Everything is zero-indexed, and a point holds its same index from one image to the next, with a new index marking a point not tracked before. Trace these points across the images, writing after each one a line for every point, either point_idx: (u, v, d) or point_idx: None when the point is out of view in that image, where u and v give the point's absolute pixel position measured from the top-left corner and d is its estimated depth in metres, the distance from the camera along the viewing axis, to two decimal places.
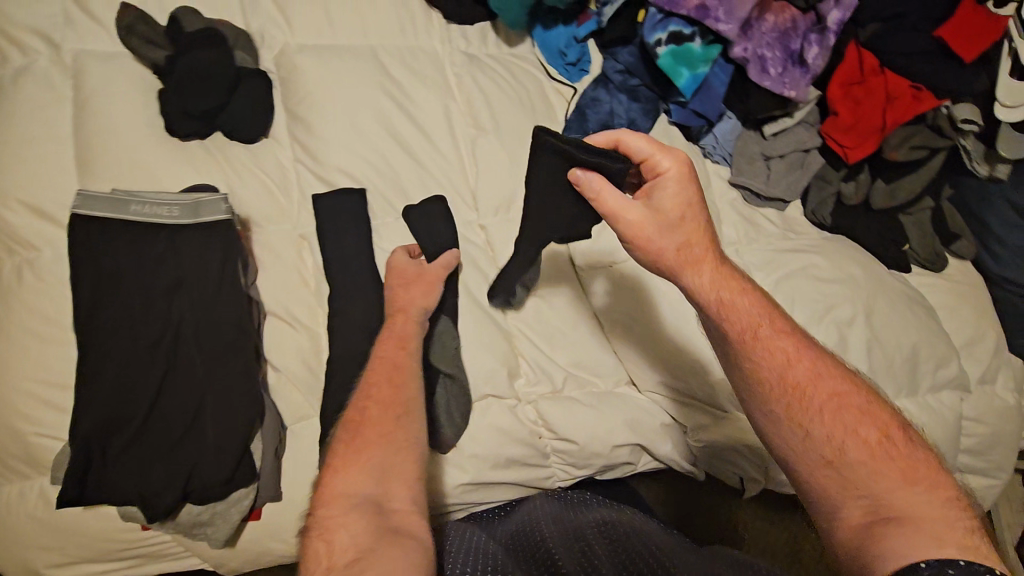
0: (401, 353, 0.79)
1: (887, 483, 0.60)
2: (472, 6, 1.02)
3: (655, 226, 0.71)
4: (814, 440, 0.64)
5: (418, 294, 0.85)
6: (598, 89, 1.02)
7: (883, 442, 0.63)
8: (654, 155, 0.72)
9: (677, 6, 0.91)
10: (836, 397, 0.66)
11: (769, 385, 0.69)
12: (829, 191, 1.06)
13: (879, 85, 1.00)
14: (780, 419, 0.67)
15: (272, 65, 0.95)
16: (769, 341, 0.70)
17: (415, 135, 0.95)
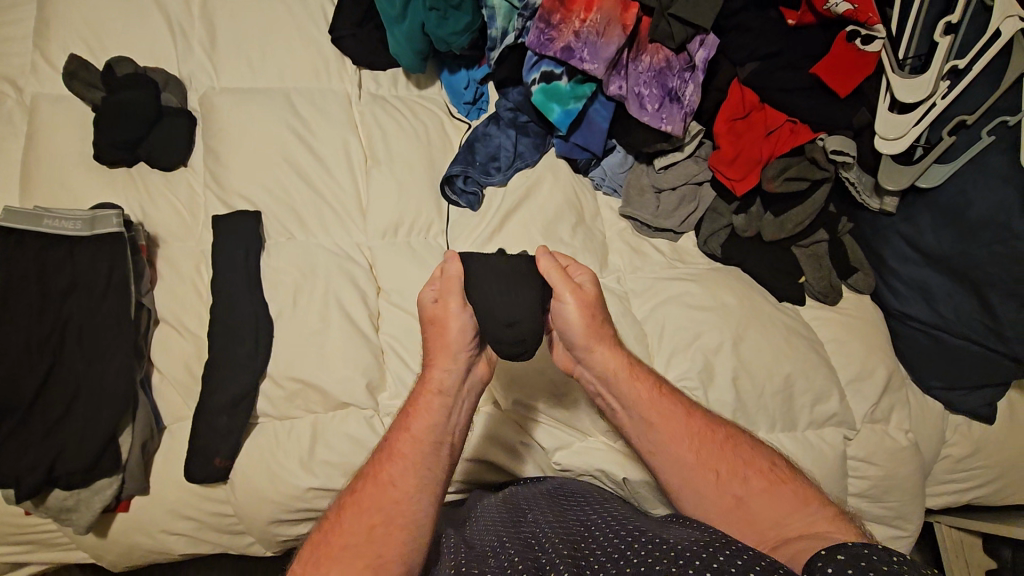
0: (406, 436, 0.70)
1: (782, 507, 0.67)
2: (380, 54, 1.14)
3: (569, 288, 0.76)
4: (722, 480, 0.70)
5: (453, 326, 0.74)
6: (490, 125, 1.09)
7: (768, 471, 0.71)
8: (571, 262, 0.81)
9: (545, 48, 0.98)
10: (726, 437, 0.74)
11: (677, 445, 0.73)
12: (720, 223, 1.07)
13: (759, 120, 1.03)
14: (692, 470, 0.71)
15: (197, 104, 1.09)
16: (666, 398, 0.76)
17: (314, 166, 1.05)
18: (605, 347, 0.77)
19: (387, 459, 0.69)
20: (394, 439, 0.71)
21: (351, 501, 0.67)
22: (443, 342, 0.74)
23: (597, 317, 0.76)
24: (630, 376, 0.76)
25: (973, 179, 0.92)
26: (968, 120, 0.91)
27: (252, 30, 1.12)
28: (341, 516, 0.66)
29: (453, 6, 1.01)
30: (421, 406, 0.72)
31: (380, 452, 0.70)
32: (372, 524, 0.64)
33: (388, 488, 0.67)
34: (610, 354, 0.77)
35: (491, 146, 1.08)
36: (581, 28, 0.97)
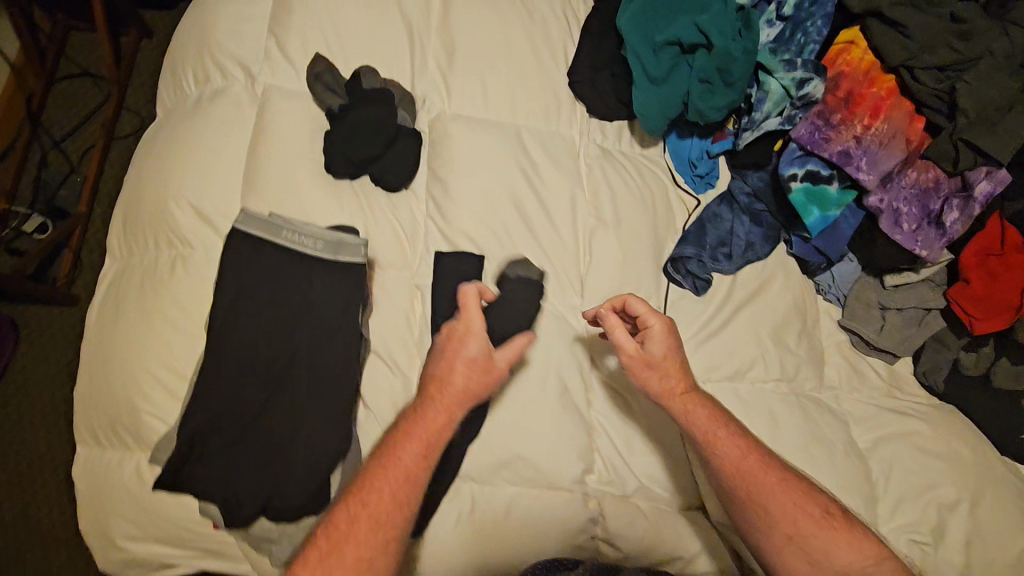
0: (406, 485, 0.72)
1: (829, 551, 0.71)
2: (616, 105, 1.08)
3: (642, 364, 0.80)
4: (772, 524, 0.74)
5: (473, 349, 0.77)
6: (722, 206, 1.04)
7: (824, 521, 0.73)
8: (646, 314, 0.82)
9: (819, 147, 0.93)
10: (779, 482, 0.76)
11: (729, 482, 0.76)
12: (945, 357, 1.01)
13: (1020, 263, 0.96)
14: (743, 506, 0.76)
15: (427, 127, 1.04)
16: (724, 441, 0.78)
17: (538, 214, 1.00)
18: (673, 391, 0.81)
19: (366, 525, 0.70)
20: (416, 416, 0.76)
21: (378, 477, 0.72)
22: (437, 399, 0.76)
23: (654, 369, 0.80)
24: (685, 406, 0.80)
25: None
26: None
27: (490, 55, 1.06)
28: (371, 495, 0.71)
29: (726, 82, 0.95)
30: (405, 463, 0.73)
31: (354, 495, 0.72)
32: (378, 516, 0.70)
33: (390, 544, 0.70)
34: (673, 397, 0.80)
35: (722, 229, 1.02)
36: (864, 134, 0.92)
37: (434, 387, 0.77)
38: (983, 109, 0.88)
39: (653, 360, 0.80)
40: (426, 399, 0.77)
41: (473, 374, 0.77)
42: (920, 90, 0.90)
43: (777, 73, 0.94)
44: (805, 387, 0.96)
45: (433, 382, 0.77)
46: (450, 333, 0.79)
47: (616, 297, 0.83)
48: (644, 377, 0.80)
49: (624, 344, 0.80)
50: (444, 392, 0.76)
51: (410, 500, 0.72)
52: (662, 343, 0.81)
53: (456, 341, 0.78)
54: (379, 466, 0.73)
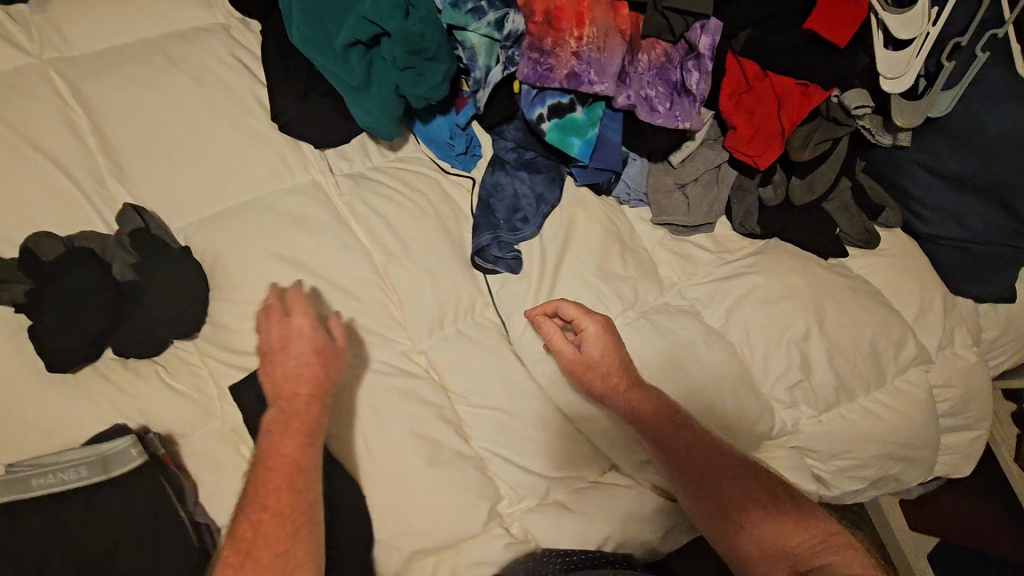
0: (291, 534, 0.68)
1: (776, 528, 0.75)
2: (340, 125, 0.96)
3: (582, 366, 0.84)
4: (711, 505, 0.79)
5: (281, 372, 0.76)
6: (496, 173, 0.98)
7: (744, 515, 0.77)
8: (579, 318, 0.85)
9: (547, 80, 0.87)
10: (732, 468, 0.81)
11: (678, 470, 0.82)
12: (749, 201, 1.05)
13: (767, 90, 0.99)
14: (692, 490, 0.81)
15: (134, 249, 0.84)
16: (668, 431, 0.82)
17: (321, 286, 0.90)
18: (617, 388, 0.83)
19: (267, 519, 0.68)
20: (273, 451, 0.72)
21: (251, 536, 0.67)
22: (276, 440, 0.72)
23: (597, 369, 0.84)
24: (629, 402, 0.83)
25: (978, 97, 0.95)
26: (961, 43, 0.94)
27: (176, 146, 0.91)
28: (256, 542, 0.66)
29: (428, 58, 0.85)
30: (271, 498, 0.69)
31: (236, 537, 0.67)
32: (280, 549, 0.66)
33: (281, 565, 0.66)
34: (619, 393, 0.83)
35: (507, 196, 0.96)
36: (580, 47, 0.87)
37: (281, 385, 0.75)
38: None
39: (592, 362, 0.84)
40: (279, 414, 0.74)
41: (310, 379, 0.76)
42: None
43: (471, 26, 0.85)
44: (651, 302, 0.96)
45: (268, 360, 0.76)
46: (280, 342, 0.77)
47: (547, 306, 0.86)
48: (588, 379, 0.84)
49: (560, 344, 0.85)
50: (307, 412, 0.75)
51: (299, 528, 0.68)
52: (600, 346, 0.84)
53: (282, 355, 0.76)
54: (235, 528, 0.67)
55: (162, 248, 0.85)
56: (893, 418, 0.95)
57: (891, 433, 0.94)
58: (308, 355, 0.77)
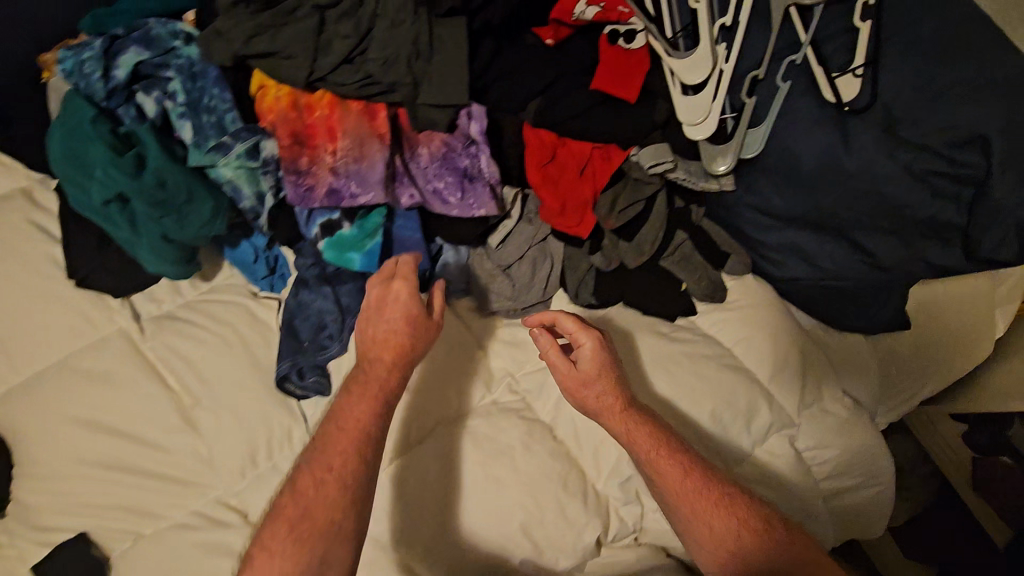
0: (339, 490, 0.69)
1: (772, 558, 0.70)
2: (136, 272, 0.94)
3: (574, 380, 0.82)
4: (717, 538, 0.73)
5: (380, 323, 0.80)
6: (300, 293, 0.94)
7: (737, 545, 0.72)
8: (576, 334, 0.84)
9: (308, 200, 0.83)
10: (726, 500, 0.75)
11: (678, 502, 0.76)
12: (582, 270, 0.98)
13: (568, 157, 0.92)
14: (690, 518, 0.75)
15: None
16: (660, 461, 0.77)
17: (126, 445, 0.87)
18: (612, 408, 0.80)
19: (308, 484, 0.69)
20: (340, 415, 0.74)
21: (295, 501, 0.68)
22: (358, 396, 0.76)
23: (593, 386, 0.82)
24: (625, 423, 0.79)
25: (792, 130, 0.85)
26: (759, 76, 0.85)
27: None
28: (311, 516, 0.67)
29: (186, 201, 0.83)
30: (318, 461, 0.71)
31: (275, 517, 0.68)
32: (329, 523, 0.67)
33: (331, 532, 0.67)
34: (613, 413, 0.80)
35: (312, 315, 0.93)
36: (336, 162, 0.83)
37: (370, 346, 0.79)
38: (404, 71, 0.81)
39: (586, 375, 0.82)
40: (360, 373, 0.78)
41: (393, 346, 0.78)
42: (344, 82, 0.81)
43: (220, 162, 0.83)
44: (475, 404, 0.91)
45: (365, 321, 0.81)
46: (374, 303, 0.81)
47: (544, 317, 0.85)
48: (580, 395, 0.82)
49: (549, 356, 0.84)
50: (374, 367, 0.78)
51: (348, 507, 0.68)
52: (593, 361, 0.82)
53: (378, 316, 0.80)
54: (297, 485, 0.69)
55: None
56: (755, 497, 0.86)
57: None
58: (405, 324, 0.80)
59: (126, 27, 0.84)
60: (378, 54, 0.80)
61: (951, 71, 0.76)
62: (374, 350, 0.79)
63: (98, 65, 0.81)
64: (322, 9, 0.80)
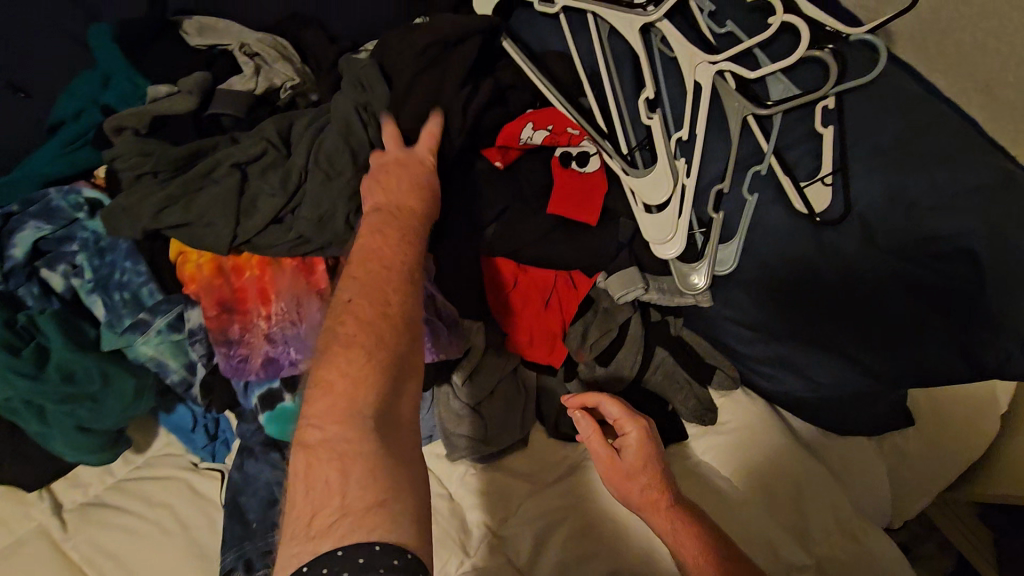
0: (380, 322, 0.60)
1: None
2: (53, 458, 0.83)
3: (618, 474, 0.77)
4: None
5: (405, 177, 0.71)
6: (245, 464, 0.83)
7: None
8: (620, 419, 0.79)
9: (243, 372, 0.75)
10: None
11: None
12: (560, 399, 0.90)
13: (530, 286, 0.85)
14: None
15: None
16: (711, 573, 0.68)
17: None
18: (655, 502, 0.74)
19: (356, 317, 0.60)
20: (370, 250, 0.65)
21: (342, 357, 0.58)
22: (383, 248, 0.65)
23: (637, 479, 0.76)
24: (671, 521, 0.73)
25: (763, 244, 0.80)
26: (724, 188, 0.80)
27: None
28: (361, 372, 0.57)
29: (100, 387, 0.73)
30: (365, 298, 0.62)
31: (322, 374, 0.57)
32: (388, 363, 0.58)
33: (374, 383, 0.57)
34: (658, 510, 0.74)
35: (260, 490, 0.81)
36: (270, 328, 0.75)
37: (393, 200, 0.69)
38: (342, 226, 0.73)
39: (628, 466, 0.77)
40: (386, 219, 0.67)
41: (416, 202, 0.70)
42: (275, 240, 0.73)
43: (139, 341, 0.74)
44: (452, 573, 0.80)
45: (381, 176, 0.71)
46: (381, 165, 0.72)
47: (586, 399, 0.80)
48: (624, 489, 0.76)
49: (590, 441, 0.79)
50: (379, 214, 0.68)
51: (403, 346, 0.60)
52: (639, 452, 0.77)
53: (387, 182, 0.70)
54: (356, 314, 0.60)
55: None
56: None
57: None
58: (432, 184, 0.72)
59: (20, 201, 0.75)
60: (312, 211, 0.72)
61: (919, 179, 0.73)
62: (401, 169, 0.71)
63: None
64: (245, 166, 0.75)
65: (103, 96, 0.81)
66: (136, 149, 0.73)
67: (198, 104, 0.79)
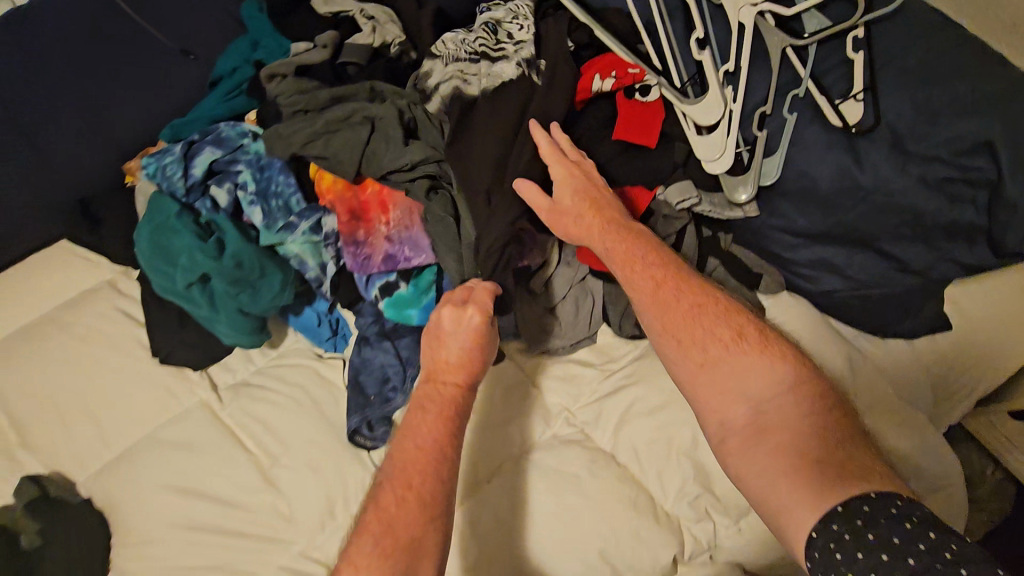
0: (406, 498, 0.68)
1: (771, 406, 0.70)
2: (211, 344, 1.03)
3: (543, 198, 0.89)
4: (684, 344, 0.77)
5: (455, 342, 0.83)
6: (363, 349, 1.00)
7: (744, 408, 0.71)
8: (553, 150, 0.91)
9: (367, 267, 0.92)
10: (763, 352, 0.73)
11: (696, 367, 0.75)
12: (624, 304, 1.00)
13: None
14: (694, 374, 0.75)
15: (37, 516, 0.91)
16: (642, 275, 0.82)
17: (214, 508, 0.93)
18: (593, 233, 0.86)
19: (390, 499, 0.69)
20: (412, 427, 0.76)
21: (387, 515, 0.67)
22: (422, 423, 0.76)
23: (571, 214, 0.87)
24: (605, 245, 0.85)
25: (805, 156, 0.92)
26: (767, 110, 0.94)
27: (72, 403, 0.99)
28: (389, 525, 0.67)
29: (258, 278, 0.92)
30: (405, 472, 0.71)
31: (350, 549, 0.66)
32: (408, 539, 0.66)
33: (403, 550, 0.65)
34: (593, 234, 0.86)
35: (376, 370, 0.99)
36: (390, 230, 0.92)
37: (441, 368, 0.82)
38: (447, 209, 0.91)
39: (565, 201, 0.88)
40: (430, 395, 0.80)
41: (467, 369, 0.82)
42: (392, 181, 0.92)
43: (288, 240, 0.93)
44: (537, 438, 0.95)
45: (438, 340, 0.84)
46: (433, 332, 0.85)
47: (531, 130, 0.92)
48: (556, 221, 0.88)
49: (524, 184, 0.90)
50: (427, 386, 0.81)
51: (430, 520, 0.68)
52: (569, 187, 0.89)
53: (443, 343, 0.83)
54: (380, 503, 0.69)
55: (62, 508, 0.92)
56: None
57: None
58: (477, 352, 0.83)
59: (200, 133, 0.97)
60: (423, 189, 0.91)
61: (945, 92, 0.84)
62: (444, 344, 0.83)
63: (180, 166, 0.93)
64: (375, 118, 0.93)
65: (255, 54, 1.02)
66: (294, 90, 0.94)
67: (331, 56, 1.00)
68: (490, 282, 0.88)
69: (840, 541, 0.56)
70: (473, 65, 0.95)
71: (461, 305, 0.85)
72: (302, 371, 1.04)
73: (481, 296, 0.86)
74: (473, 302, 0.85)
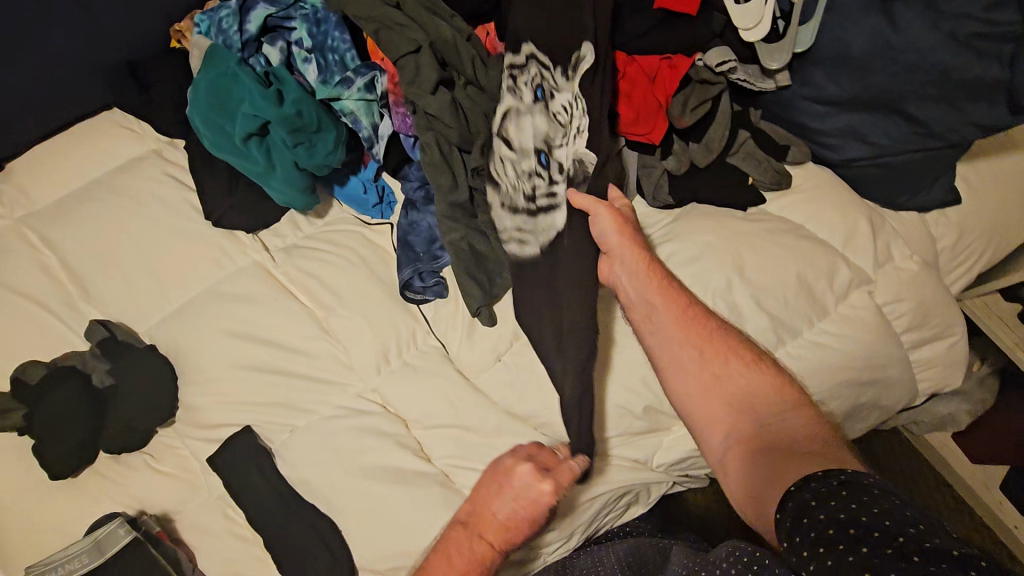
0: None
1: (771, 428, 0.77)
2: (262, 206, 1.06)
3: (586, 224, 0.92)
4: (700, 368, 0.84)
5: (505, 502, 0.83)
6: (410, 213, 1.04)
7: (739, 426, 0.79)
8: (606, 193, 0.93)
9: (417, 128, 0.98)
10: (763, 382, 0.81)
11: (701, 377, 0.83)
12: (656, 174, 1.05)
13: (637, 72, 1.02)
14: (701, 389, 0.83)
15: (108, 361, 0.96)
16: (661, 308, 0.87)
17: (277, 353, 0.98)
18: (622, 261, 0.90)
19: None
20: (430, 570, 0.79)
21: None
22: (442, 571, 0.80)
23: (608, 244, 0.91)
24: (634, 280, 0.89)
25: (841, 20, 0.96)
26: None
27: (130, 261, 1.03)
28: None
29: (314, 131, 0.95)
30: None
31: None
32: None
33: None
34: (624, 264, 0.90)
35: (423, 230, 1.03)
36: None
37: (483, 522, 0.83)
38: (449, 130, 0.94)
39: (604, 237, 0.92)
40: (464, 541, 0.81)
41: (506, 533, 0.82)
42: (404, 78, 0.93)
43: (344, 95, 0.96)
44: None
45: (497, 484, 0.84)
46: (499, 473, 0.85)
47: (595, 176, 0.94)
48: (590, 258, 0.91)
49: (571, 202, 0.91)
50: (459, 532, 0.82)
51: None
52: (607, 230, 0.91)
53: (500, 494, 0.83)
54: None
55: (129, 353, 0.97)
56: (844, 342, 0.96)
57: (845, 358, 0.96)
58: (526, 529, 0.83)
59: None
60: (432, 103, 0.92)
61: None
62: (503, 497, 0.83)
63: (236, 21, 0.97)
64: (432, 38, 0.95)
65: None
66: None
67: None
68: (586, 460, 0.86)
69: (819, 495, 0.63)
70: (529, 221, 0.95)
71: (545, 471, 0.84)
72: (350, 234, 1.08)
73: (557, 474, 0.84)
74: (554, 471, 0.84)
